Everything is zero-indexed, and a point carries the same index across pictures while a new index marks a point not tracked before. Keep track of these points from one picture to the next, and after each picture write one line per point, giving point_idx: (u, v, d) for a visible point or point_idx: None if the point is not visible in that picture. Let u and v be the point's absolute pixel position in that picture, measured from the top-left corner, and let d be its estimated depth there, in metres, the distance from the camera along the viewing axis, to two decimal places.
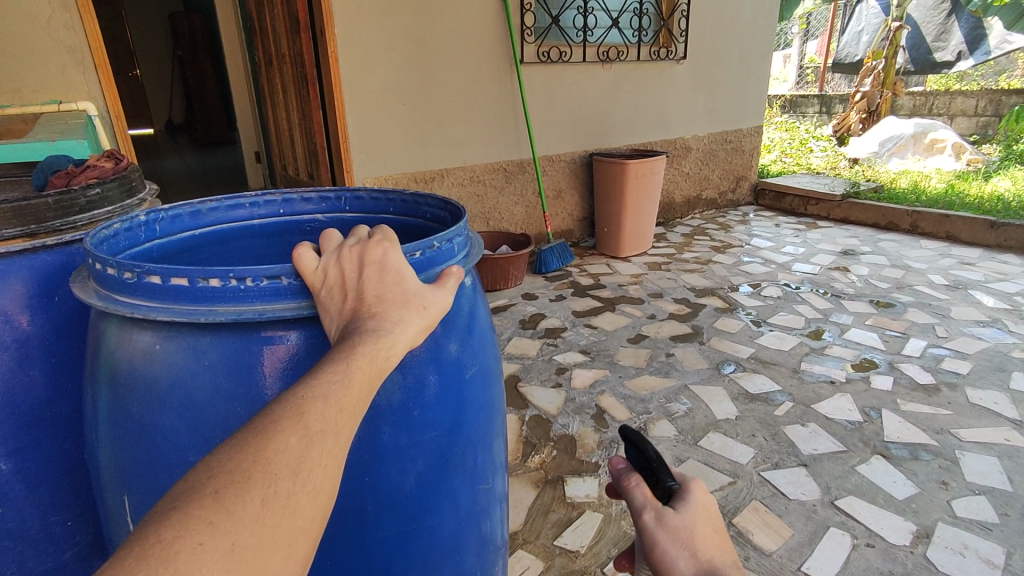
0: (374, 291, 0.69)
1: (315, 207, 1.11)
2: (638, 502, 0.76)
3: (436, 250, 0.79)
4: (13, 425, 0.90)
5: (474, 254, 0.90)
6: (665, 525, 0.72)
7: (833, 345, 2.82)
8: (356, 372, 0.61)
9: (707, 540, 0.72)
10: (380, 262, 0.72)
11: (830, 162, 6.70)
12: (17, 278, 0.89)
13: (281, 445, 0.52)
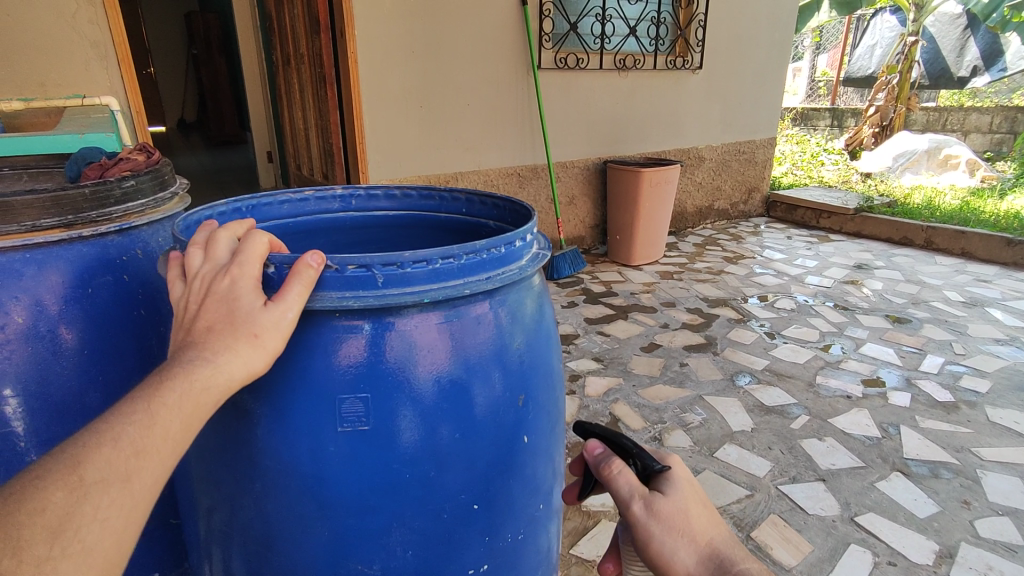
0: (197, 321, 0.62)
1: (489, 212, 1.03)
2: (627, 492, 0.73)
3: (510, 248, 0.78)
4: (45, 414, 0.89)
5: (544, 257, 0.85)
6: (662, 512, 0.71)
7: (848, 359, 2.79)
8: (159, 412, 0.54)
9: (701, 517, 0.72)
10: (214, 286, 0.64)
11: (842, 175, 6.69)
12: (54, 267, 0.88)
13: (40, 504, 0.47)
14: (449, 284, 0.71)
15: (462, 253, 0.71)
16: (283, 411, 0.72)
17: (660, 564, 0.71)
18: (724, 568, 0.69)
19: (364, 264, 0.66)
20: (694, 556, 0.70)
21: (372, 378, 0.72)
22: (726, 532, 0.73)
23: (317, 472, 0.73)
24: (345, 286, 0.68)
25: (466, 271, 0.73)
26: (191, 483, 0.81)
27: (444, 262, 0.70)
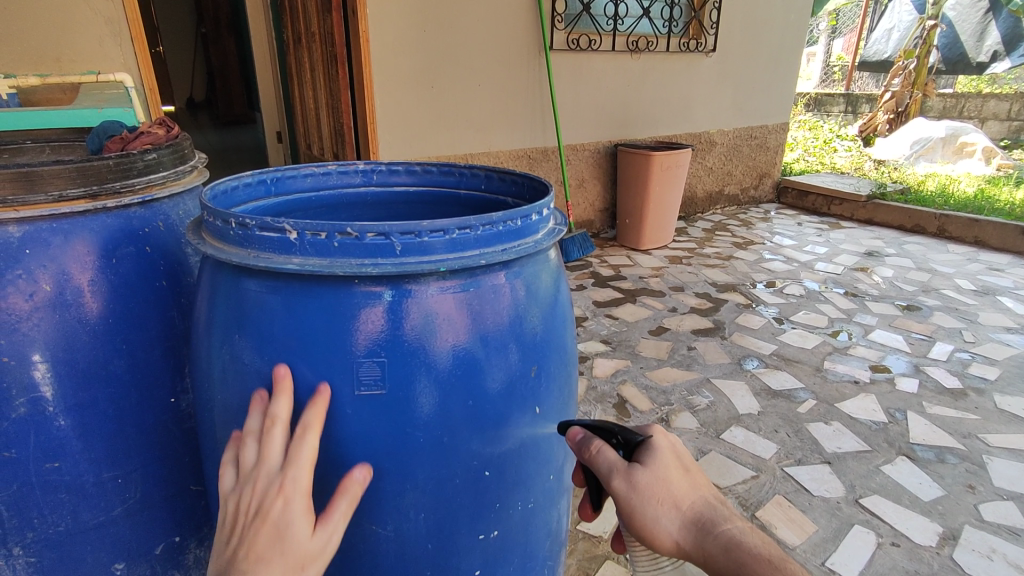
0: (248, 539, 0.66)
1: (507, 189, 1.04)
2: (607, 467, 0.74)
3: (529, 221, 0.79)
4: (72, 381, 0.92)
5: (560, 231, 0.86)
6: (640, 481, 0.71)
7: (857, 345, 2.79)
8: None
9: (682, 483, 0.72)
10: (265, 507, 0.67)
11: (855, 161, 6.61)
12: (81, 238, 0.90)
13: None
14: (467, 255, 0.72)
15: (480, 225, 0.72)
16: (308, 373, 0.74)
17: (647, 535, 0.71)
18: (706, 530, 0.68)
19: (384, 231, 0.66)
20: (678, 523, 0.70)
21: (391, 347, 0.74)
22: (712, 496, 0.72)
23: (337, 437, 0.75)
24: (364, 252, 0.68)
25: (483, 243, 0.73)
26: (218, 449, 0.83)
27: (462, 232, 0.70)
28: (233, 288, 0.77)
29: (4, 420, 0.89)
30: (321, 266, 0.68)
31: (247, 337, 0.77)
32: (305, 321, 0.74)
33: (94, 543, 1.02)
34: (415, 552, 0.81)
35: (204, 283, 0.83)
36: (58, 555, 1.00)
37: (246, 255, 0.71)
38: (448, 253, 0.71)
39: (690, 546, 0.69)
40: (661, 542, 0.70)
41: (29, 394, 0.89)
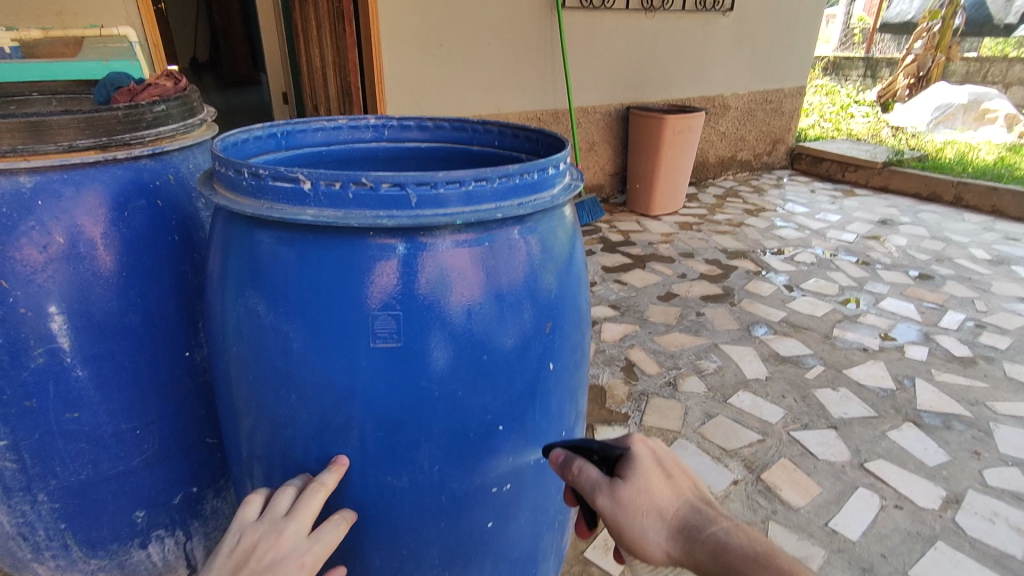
0: None
1: (521, 144, 1.02)
2: (591, 486, 0.73)
3: (546, 175, 0.77)
4: (88, 333, 0.92)
5: (576, 187, 0.84)
6: (624, 497, 0.71)
7: (867, 314, 2.77)
8: None
9: (665, 491, 0.71)
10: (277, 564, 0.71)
11: (873, 127, 6.45)
12: (91, 189, 0.89)
13: None
14: (482, 207, 0.70)
15: (496, 176, 0.70)
16: (321, 325, 0.74)
17: (637, 549, 0.71)
18: (693, 537, 0.68)
19: (399, 182, 0.65)
20: (666, 534, 0.69)
21: (405, 302, 0.73)
22: (697, 499, 0.72)
23: (352, 387, 0.75)
24: (378, 204, 0.66)
25: (499, 196, 0.72)
26: (234, 402, 0.84)
27: (477, 184, 0.69)
28: (248, 240, 0.77)
29: (24, 369, 0.90)
30: (335, 216, 0.67)
31: (260, 290, 0.77)
32: (320, 275, 0.73)
33: (115, 492, 1.04)
34: (430, 502, 0.82)
35: (217, 236, 0.82)
36: (80, 502, 1.03)
37: (259, 206, 0.70)
38: (462, 207, 0.69)
39: (681, 555, 0.69)
40: (653, 555, 0.70)
41: (47, 345, 0.90)
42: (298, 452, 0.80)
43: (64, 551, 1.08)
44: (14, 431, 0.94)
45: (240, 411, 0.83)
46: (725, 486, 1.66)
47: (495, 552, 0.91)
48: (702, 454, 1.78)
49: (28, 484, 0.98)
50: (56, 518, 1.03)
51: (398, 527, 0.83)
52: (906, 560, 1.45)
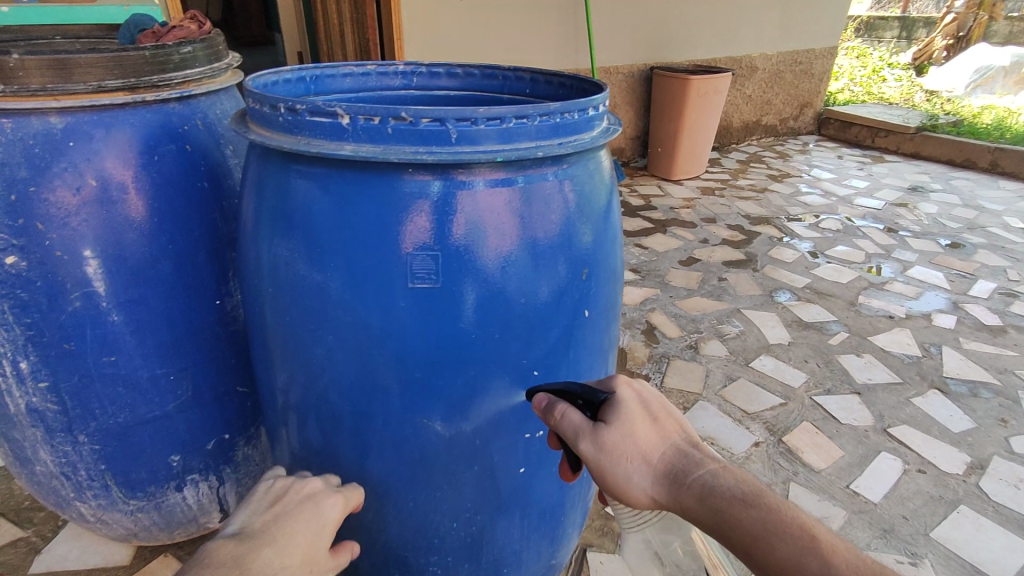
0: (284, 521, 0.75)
1: (555, 91, 0.99)
2: (572, 430, 0.70)
3: (589, 117, 0.76)
4: (122, 278, 0.93)
5: (614, 130, 0.81)
6: (605, 441, 0.66)
7: (894, 281, 2.72)
8: None
9: (649, 434, 0.67)
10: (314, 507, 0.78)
11: (905, 92, 6.21)
12: (121, 132, 0.89)
13: None
14: (523, 146, 0.70)
15: (537, 114, 0.69)
16: (353, 266, 0.74)
17: (620, 494, 0.67)
18: (679, 480, 0.63)
19: (439, 117, 0.64)
20: (650, 477, 0.65)
21: (440, 243, 0.72)
22: (684, 443, 0.66)
23: (387, 329, 0.75)
24: (418, 140, 0.66)
25: (540, 135, 0.71)
26: (268, 347, 0.84)
27: (518, 122, 0.68)
28: (282, 182, 0.76)
29: (61, 313, 0.91)
30: (375, 153, 0.67)
31: (294, 232, 0.76)
32: (356, 216, 0.73)
33: (150, 436, 1.07)
34: (464, 448, 0.82)
35: (251, 180, 0.82)
36: (118, 444, 1.05)
37: (297, 142, 0.69)
38: (502, 143, 0.69)
39: (666, 498, 0.64)
40: (636, 499, 0.66)
41: (83, 289, 0.91)
42: (333, 394, 0.80)
43: (104, 491, 1.12)
44: (55, 373, 0.96)
45: (275, 356, 0.83)
46: (745, 447, 1.66)
47: (524, 501, 0.92)
48: (722, 416, 1.77)
49: (69, 426, 1.01)
50: (97, 459, 1.06)
51: (431, 473, 0.84)
52: (928, 522, 1.45)
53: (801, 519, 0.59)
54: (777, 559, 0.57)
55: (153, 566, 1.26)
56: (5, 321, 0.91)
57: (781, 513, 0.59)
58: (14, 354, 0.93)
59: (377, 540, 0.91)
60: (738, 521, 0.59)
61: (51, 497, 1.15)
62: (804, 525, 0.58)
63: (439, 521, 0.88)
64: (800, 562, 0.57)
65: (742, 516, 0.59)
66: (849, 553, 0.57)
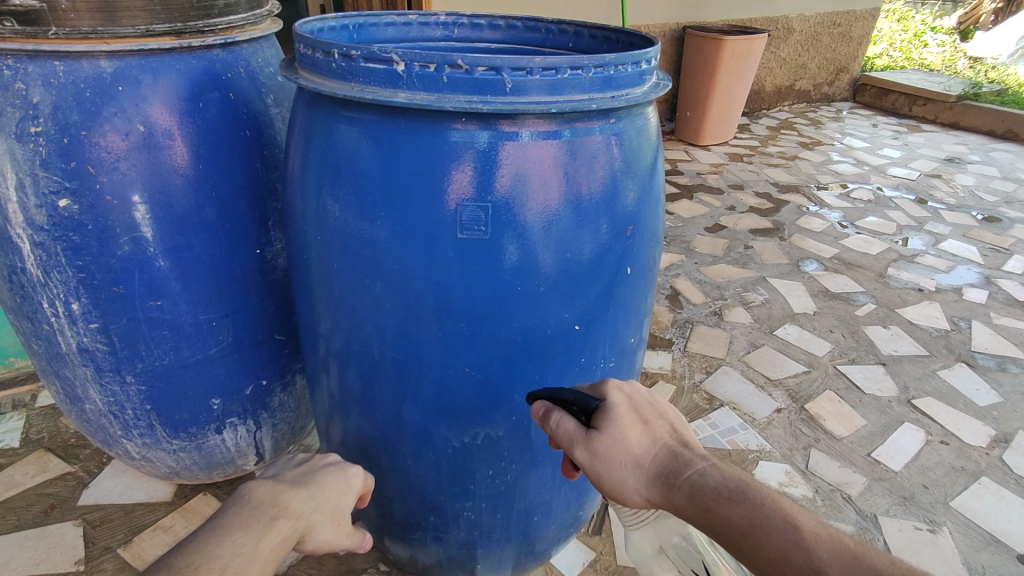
0: (315, 472, 0.81)
1: (600, 46, 0.97)
2: (568, 437, 0.72)
3: (643, 70, 0.76)
4: (169, 224, 0.95)
5: (661, 85, 0.80)
6: (598, 448, 0.69)
7: (925, 254, 2.66)
8: (271, 529, 0.70)
9: (640, 437, 0.68)
10: (340, 464, 0.84)
11: (947, 58, 5.96)
12: (168, 78, 0.90)
13: (228, 537, 0.67)
14: (576, 98, 0.70)
15: (592, 66, 0.70)
16: (395, 219, 0.74)
17: (617, 496, 0.70)
18: (670, 481, 0.65)
19: (495, 65, 0.65)
20: (642, 480, 0.67)
21: (482, 197, 0.72)
22: (674, 443, 0.68)
23: (429, 283, 0.76)
24: (473, 89, 0.67)
25: (593, 87, 0.71)
26: (312, 296, 0.86)
27: (572, 73, 0.69)
28: (330, 129, 0.76)
29: (111, 257, 0.94)
30: (429, 100, 0.68)
31: (340, 181, 0.77)
32: (404, 166, 0.73)
33: (193, 379, 1.10)
34: (505, 398, 0.84)
35: (298, 128, 0.82)
36: (163, 386, 1.09)
37: (350, 89, 0.71)
38: (556, 94, 0.69)
39: (658, 499, 0.66)
40: (632, 501, 0.69)
41: (132, 234, 0.93)
42: (376, 343, 0.82)
43: (149, 430, 1.16)
44: (104, 315, 0.99)
45: (320, 304, 0.85)
46: (768, 413, 1.67)
47: (556, 455, 0.94)
48: (745, 381, 1.78)
49: (118, 366, 1.05)
50: (142, 400, 1.10)
51: (469, 423, 0.86)
52: (948, 492, 1.46)
53: (786, 511, 0.60)
54: (763, 553, 0.59)
55: (194, 503, 1.32)
56: (58, 264, 0.94)
57: (765, 508, 0.60)
58: (66, 296, 0.96)
59: (414, 485, 0.95)
60: (726, 519, 0.61)
61: (99, 434, 1.20)
62: (788, 518, 0.60)
63: (476, 468, 0.91)
64: (784, 554, 0.58)
65: (729, 513, 0.61)
66: (831, 542, 0.58)
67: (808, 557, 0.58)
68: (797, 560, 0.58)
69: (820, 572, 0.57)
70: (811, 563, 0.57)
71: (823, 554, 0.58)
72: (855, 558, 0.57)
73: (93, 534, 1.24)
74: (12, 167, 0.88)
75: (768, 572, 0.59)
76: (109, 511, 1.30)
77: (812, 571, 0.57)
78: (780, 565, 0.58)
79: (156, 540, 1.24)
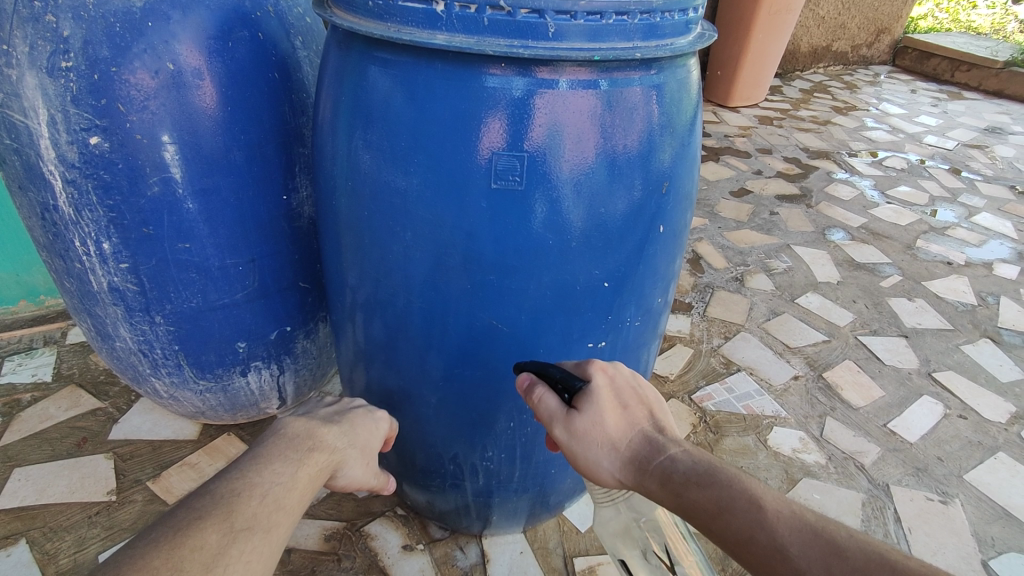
0: (344, 412, 0.85)
1: None
2: (549, 414, 0.74)
3: (687, 20, 0.73)
4: (197, 165, 0.94)
5: (706, 37, 0.77)
6: (578, 429, 0.71)
7: (957, 227, 2.59)
8: (308, 461, 0.73)
9: (617, 422, 0.70)
10: (369, 405, 0.89)
11: (996, 22, 5.66)
12: (196, 16, 0.88)
13: (267, 464, 0.69)
14: (619, 45, 0.67)
15: (638, 11, 0.67)
16: (425, 171, 0.73)
17: (593, 476, 0.72)
18: (644, 467, 0.67)
19: (538, 8, 0.63)
20: (616, 463, 0.69)
21: (515, 149, 0.71)
22: (649, 428, 0.70)
23: (457, 236, 0.75)
24: (513, 33, 0.65)
25: (637, 34, 0.68)
26: (340, 244, 0.86)
27: (617, 19, 0.66)
28: (363, 71, 0.75)
29: (141, 197, 0.94)
30: (467, 44, 0.66)
31: (371, 129, 0.75)
32: (437, 113, 0.71)
33: (220, 321, 1.12)
34: (530, 352, 0.84)
35: (329, 71, 0.80)
36: (191, 328, 1.11)
37: (386, 30, 0.69)
38: (599, 41, 0.67)
39: (631, 482, 0.69)
40: (606, 481, 0.71)
41: (161, 173, 0.93)
42: (403, 293, 0.82)
43: (177, 370, 1.19)
44: (135, 255, 1.00)
45: (347, 253, 0.85)
46: (785, 380, 1.67)
47: None
48: (763, 348, 1.78)
49: (147, 306, 1.07)
50: (171, 340, 1.12)
51: (492, 375, 0.87)
52: (963, 465, 1.46)
53: (750, 492, 0.62)
54: (730, 533, 0.61)
55: (219, 443, 1.36)
56: (90, 202, 0.94)
57: (732, 489, 0.62)
58: (97, 235, 0.97)
59: (434, 434, 0.97)
60: (694, 502, 0.63)
61: (128, 372, 1.23)
62: (751, 499, 0.61)
63: (497, 418, 0.92)
64: (749, 533, 0.60)
65: (697, 497, 0.63)
66: (790, 518, 0.60)
67: (770, 535, 0.59)
68: (761, 540, 0.59)
69: (781, 550, 0.58)
70: (772, 541, 0.59)
71: (784, 532, 0.59)
72: (814, 532, 0.59)
73: (123, 467, 1.29)
74: (43, 102, 0.87)
75: (737, 552, 0.61)
76: (138, 446, 1.35)
77: (776, 550, 0.58)
78: (745, 545, 0.60)
79: (183, 475, 1.28)
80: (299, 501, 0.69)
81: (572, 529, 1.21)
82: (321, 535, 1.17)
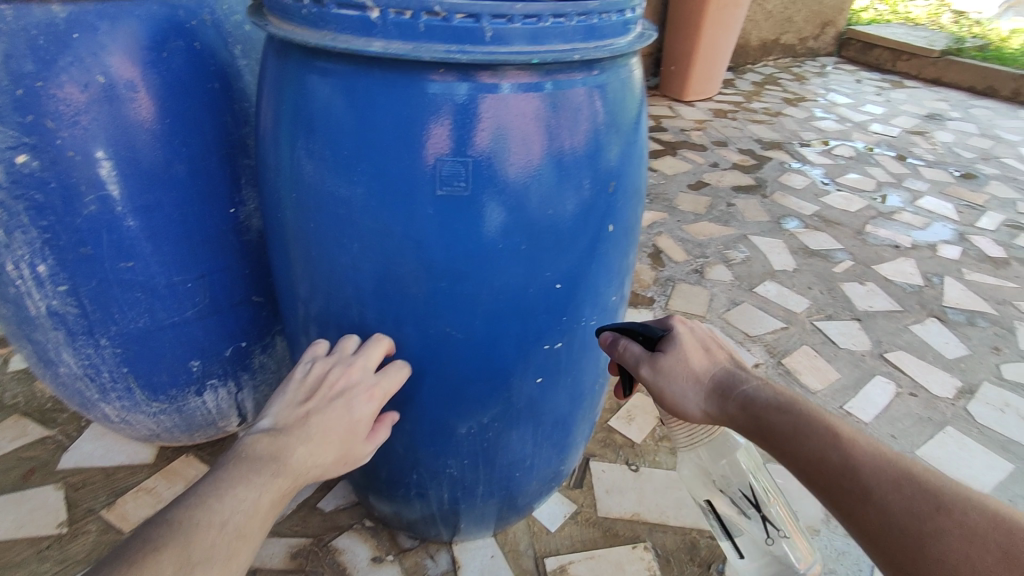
0: (320, 417, 0.74)
1: None
2: (634, 358, 0.81)
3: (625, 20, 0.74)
4: (136, 181, 0.91)
5: (646, 36, 0.78)
6: (663, 366, 0.79)
7: (903, 211, 2.70)
8: (272, 484, 0.68)
9: (700, 360, 0.79)
10: (348, 403, 0.77)
11: (932, 13, 5.91)
12: (127, 26, 0.85)
13: (228, 487, 0.65)
14: (558, 48, 0.67)
15: (574, 14, 0.67)
16: (370, 181, 0.72)
17: (677, 410, 0.80)
18: (726, 395, 0.76)
19: (474, 13, 0.63)
20: (701, 395, 0.77)
21: (461, 153, 0.70)
22: (732, 367, 0.79)
23: (408, 242, 0.74)
24: (451, 38, 0.64)
25: (576, 36, 0.68)
26: (288, 256, 0.84)
27: (554, 21, 0.66)
28: (301, 80, 0.73)
29: (77, 216, 0.90)
30: (403, 51, 0.65)
31: (313, 138, 0.74)
32: (378, 121, 0.70)
33: (171, 341, 1.08)
34: (487, 357, 0.84)
35: (268, 80, 0.79)
36: (139, 349, 1.07)
37: (321, 37, 0.68)
38: (538, 44, 0.67)
39: (714, 412, 0.77)
40: (689, 415, 0.79)
41: (97, 191, 0.89)
42: (356, 304, 0.81)
43: (128, 393, 1.15)
44: (73, 277, 0.96)
45: (296, 266, 0.83)
46: None
47: (539, 413, 0.95)
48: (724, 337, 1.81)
49: (91, 329, 1.02)
50: (119, 362, 1.08)
51: (450, 383, 0.86)
52: (915, 441, 1.52)
53: (825, 421, 0.70)
54: (803, 454, 0.69)
55: (176, 465, 1.32)
56: (21, 224, 0.91)
57: (808, 415, 0.71)
58: (31, 257, 0.94)
59: (394, 443, 0.96)
60: (774, 426, 0.71)
61: (76, 397, 1.18)
62: (826, 426, 0.69)
63: (457, 426, 0.92)
64: (822, 454, 0.68)
65: (777, 421, 0.71)
66: (865, 441, 0.68)
67: (843, 455, 0.67)
68: (835, 459, 0.67)
69: (852, 467, 0.66)
70: (845, 460, 0.66)
71: (856, 454, 0.66)
72: (882, 453, 0.67)
73: (76, 497, 1.24)
74: None
75: (806, 470, 0.69)
76: (91, 473, 1.29)
77: (847, 467, 0.66)
78: (818, 464, 0.68)
79: (140, 501, 1.24)
80: (264, 524, 0.66)
81: (542, 529, 1.22)
82: (286, 553, 1.14)
